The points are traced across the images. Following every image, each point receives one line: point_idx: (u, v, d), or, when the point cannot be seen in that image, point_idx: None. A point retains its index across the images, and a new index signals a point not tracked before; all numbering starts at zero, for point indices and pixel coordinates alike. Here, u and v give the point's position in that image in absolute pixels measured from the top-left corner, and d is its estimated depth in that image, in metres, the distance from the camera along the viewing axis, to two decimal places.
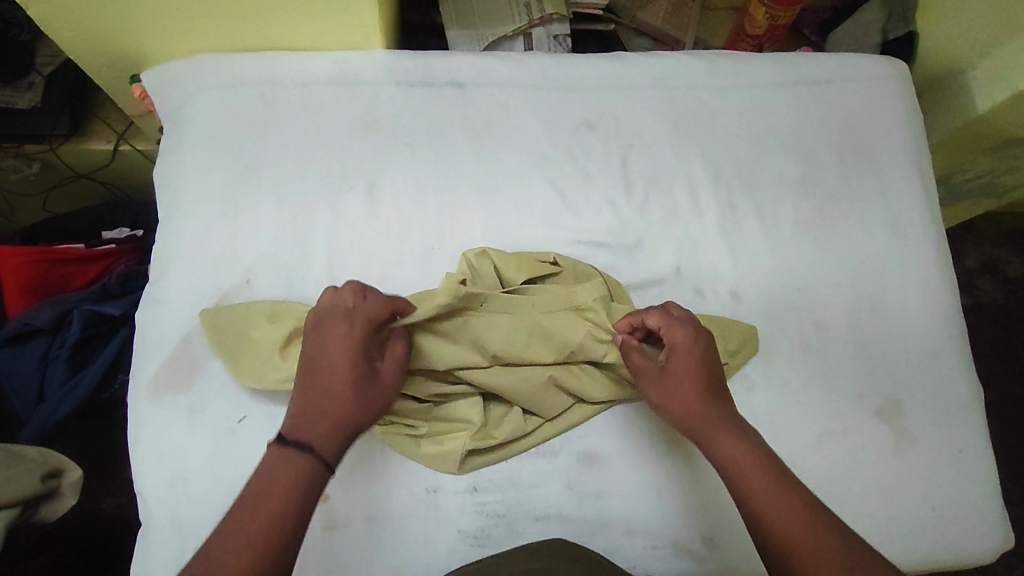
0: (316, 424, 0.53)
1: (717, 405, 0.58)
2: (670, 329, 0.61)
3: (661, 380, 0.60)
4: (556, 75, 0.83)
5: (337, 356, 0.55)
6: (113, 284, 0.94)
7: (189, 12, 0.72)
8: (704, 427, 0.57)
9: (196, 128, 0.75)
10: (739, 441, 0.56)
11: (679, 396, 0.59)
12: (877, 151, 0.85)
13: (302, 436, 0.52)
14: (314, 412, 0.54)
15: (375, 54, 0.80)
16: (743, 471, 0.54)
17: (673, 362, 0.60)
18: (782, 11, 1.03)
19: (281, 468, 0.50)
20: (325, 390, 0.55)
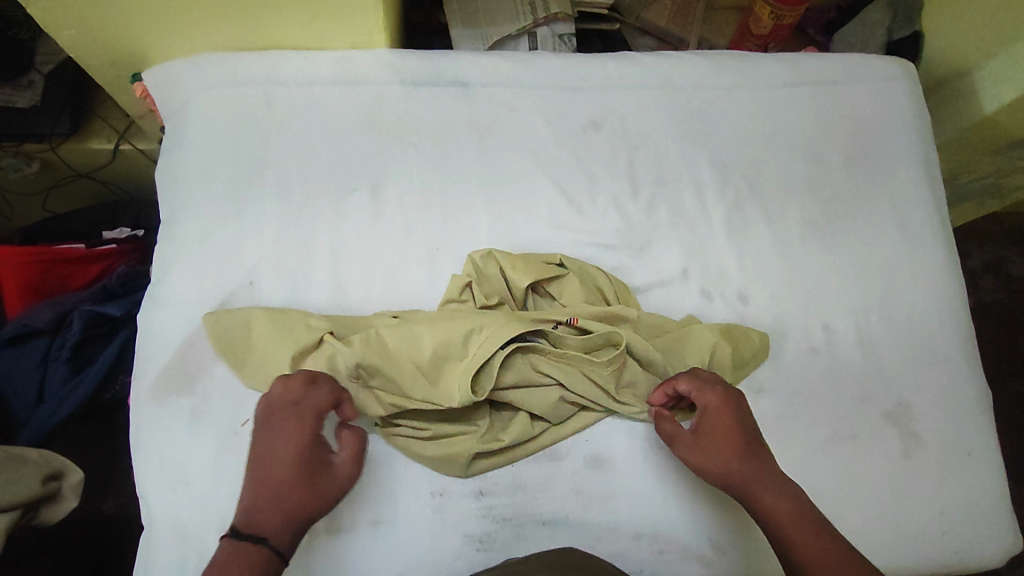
0: (269, 518, 0.52)
1: (755, 461, 0.59)
2: (703, 391, 0.62)
3: (696, 444, 0.61)
4: (561, 74, 0.82)
5: (282, 450, 0.55)
6: (114, 284, 0.93)
7: (191, 11, 0.72)
8: (748, 485, 0.58)
9: (198, 128, 0.75)
10: (782, 496, 0.56)
11: (716, 456, 0.59)
12: (884, 152, 0.85)
13: (255, 527, 0.51)
14: (266, 507, 0.52)
15: (379, 53, 0.79)
16: (789, 527, 0.55)
17: (708, 423, 0.61)
18: (788, 11, 1.03)
19: (235, 561, 0.49)
20: (276, 482, 0.54)
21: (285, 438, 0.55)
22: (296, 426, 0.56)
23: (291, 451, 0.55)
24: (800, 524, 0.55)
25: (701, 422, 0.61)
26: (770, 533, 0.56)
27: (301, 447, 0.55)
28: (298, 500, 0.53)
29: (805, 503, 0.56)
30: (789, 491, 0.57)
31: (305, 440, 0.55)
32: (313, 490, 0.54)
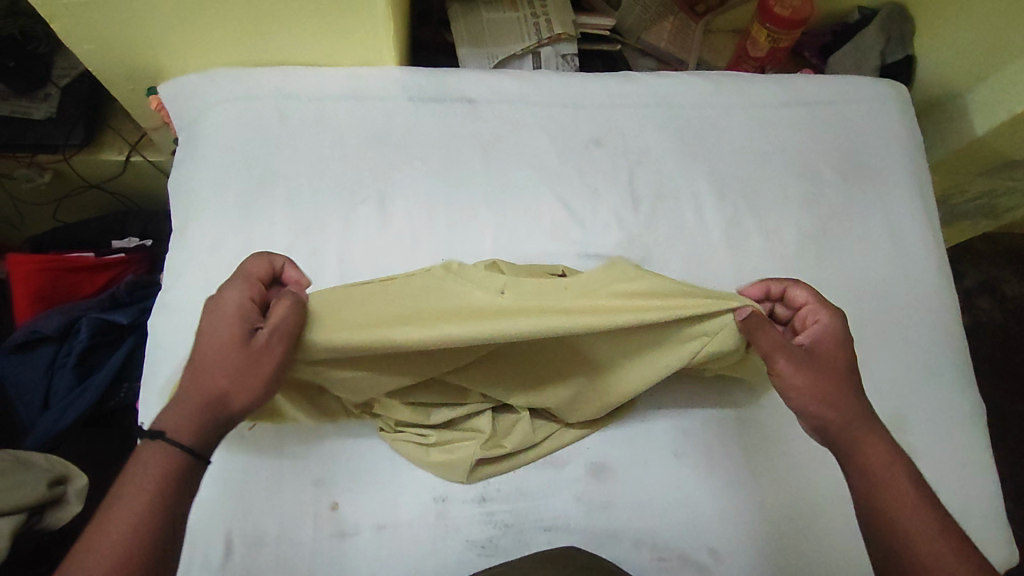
0: (177, 407, 0.49)
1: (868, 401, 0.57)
2: (820, 309, 0.60)
3: (806, 364, 0.56)
4: (564, 92, 0.85)
5: (201, 334, 0.52)
6: (121, 292, 0.94)
7: (207, 28, 0.74)
8: (864, 418, 0.55)
9: (212, 139, 0.77)
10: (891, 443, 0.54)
11: (836, 379, 0.56)
12: (878, 171, 0.87)
13: (163, 421, 0.49)
14: (181, 392, 0.50)
15: (388, 69, 0.82)
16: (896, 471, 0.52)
17: (826, 347, 0.58)
18: (784, 34, 1.06)
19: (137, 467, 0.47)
20: (192, 368, 0.51)
21: (205, 321, 0.53)
22: (236, 310, 0.53)
23: (207, 332, 0.52)
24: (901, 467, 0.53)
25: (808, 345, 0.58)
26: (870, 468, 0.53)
27: (239, 327, 0.52)
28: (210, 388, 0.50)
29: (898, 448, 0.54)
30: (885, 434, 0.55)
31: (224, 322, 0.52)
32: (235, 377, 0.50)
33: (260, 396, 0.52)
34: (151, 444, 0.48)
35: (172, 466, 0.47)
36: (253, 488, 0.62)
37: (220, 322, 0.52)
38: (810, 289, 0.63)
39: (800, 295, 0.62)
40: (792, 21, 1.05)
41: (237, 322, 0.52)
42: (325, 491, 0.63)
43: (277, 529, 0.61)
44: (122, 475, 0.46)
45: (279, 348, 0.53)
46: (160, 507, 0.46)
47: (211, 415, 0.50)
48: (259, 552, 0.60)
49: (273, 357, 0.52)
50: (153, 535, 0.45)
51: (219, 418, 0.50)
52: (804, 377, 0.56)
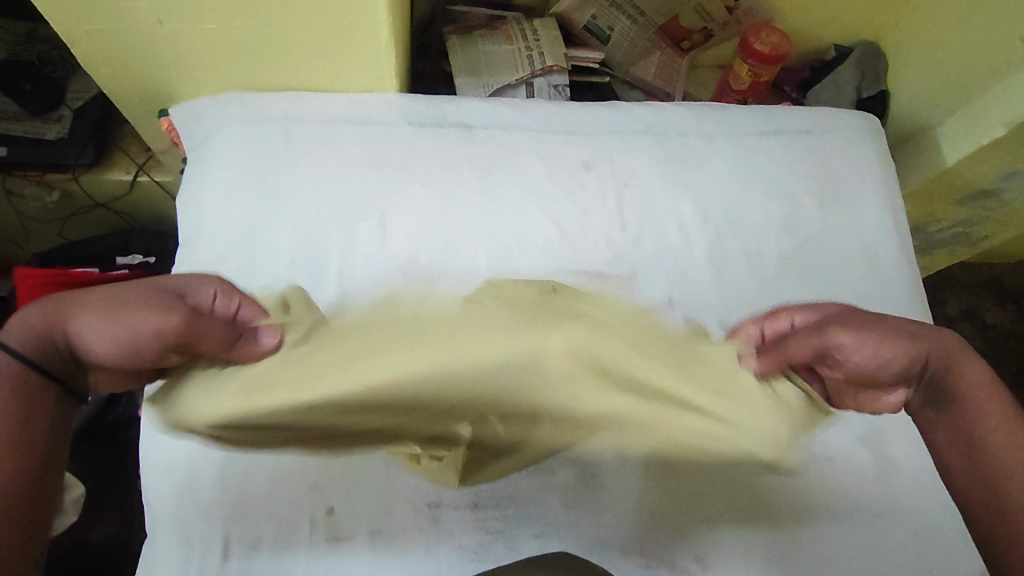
0: (26, 344, 0.53)
1: (932, 331, 0.62)
2: (811, 284, 0.67)
3: (858, 321, 0.62)
4: (556, 119, 0.89)
5: (103, 300, 0.55)
6: None
7: (221, 54, 0.79)
8: (953, 355, 0.61)
9: (219, 159, 0.81)
10: (978, 372, 0.61)
11: (889, 330, 0.61)
12: (854, 196, 0.92)
13: (8, 350, 0.52)
14: (43, 308, 0.55)
15: (389, 96, 0.87)
16: (981, 398, 0.60)
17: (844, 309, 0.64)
18: (764, 69, 1.13)
19: None
20: (65, 321, 0.54)
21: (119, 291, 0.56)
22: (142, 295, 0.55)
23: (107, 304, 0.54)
24: (982, 390, 0.60)
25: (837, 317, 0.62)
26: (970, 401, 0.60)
27: (149, 287, 0.57)
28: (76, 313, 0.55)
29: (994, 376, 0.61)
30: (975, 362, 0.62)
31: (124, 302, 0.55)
32: (102, 315, 0.54)
33: (112, 342, 0.54)
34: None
35: (10, 382, 0.52)
36: (252, 492, 0.64)
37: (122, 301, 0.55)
38: None
39: None
40: (771, 57, 1.12)
41: (156, 285, 0.57)
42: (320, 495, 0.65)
43: (273, 533, 0.63)
44: None
45: (174, 320, 0.54)
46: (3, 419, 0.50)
47: (49, 340, 0.54)
48: (256, 556, 0.62)
49: (163, 321, 0.54)
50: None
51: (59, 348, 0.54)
52: (867, 337, 0.60)
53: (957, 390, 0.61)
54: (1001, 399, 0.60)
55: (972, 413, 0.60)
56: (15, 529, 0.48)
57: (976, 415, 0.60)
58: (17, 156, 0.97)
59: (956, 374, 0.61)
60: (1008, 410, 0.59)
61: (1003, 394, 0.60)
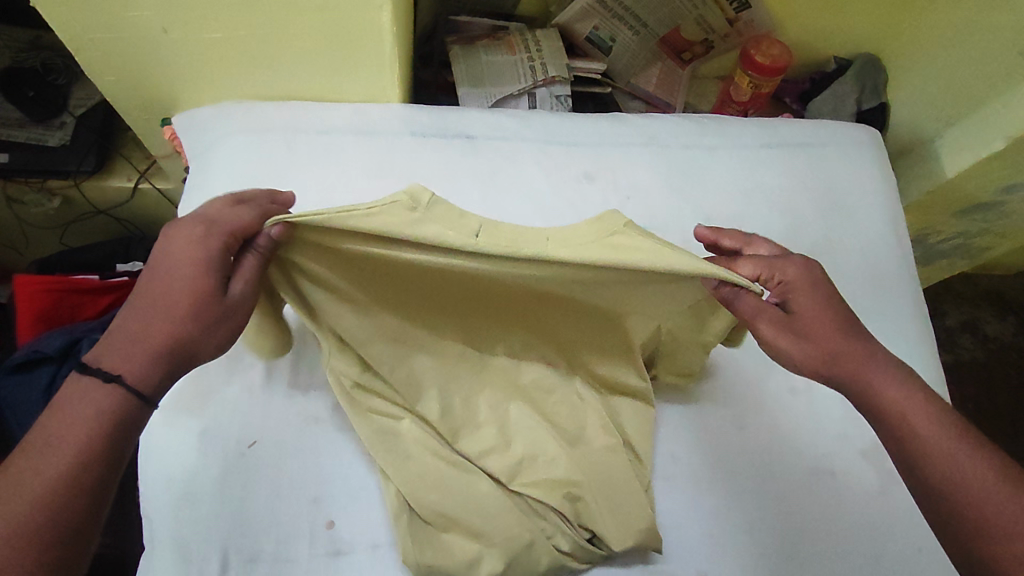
0: (128, 355, 0.51)
1: (853, 348, 0.59)
2: (781, 267, 0.64)
3: (784, 322, 0.60)
4: (559, 130, 0.90)
5: (172, 287, 0.54)
6: None
7: (224, 63, 0.79)
8: (858, 369, 0.58)
9: (222, 168, 0.81)
10: (896, 388, 0.57)
11: (813, 341, 0.60)
12: (855, 208, 0.92)
13: (104, 362, 0.51)
14: (134, 337, 0.52)
15: (392, 106, 0.87)
16: (900, 417, 0.56)
17: (794, 299, 0.62)
18: (765, 80, 1.14)
19: (82, 403, 0.49)
20: (154, 313, 0.53)
21: (175, 278, 0.54)
22: (199, 270, 0.55)
23: (177, 288, 0.54)
24: (897, 408, 0.56)
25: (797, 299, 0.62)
26: (882, 420, 0.57)
27: (204, 282, 0.55)
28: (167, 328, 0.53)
29: (904, 377, 0.58)
30: (886, 366, 0.58)
31: (194, 285, 0.55)
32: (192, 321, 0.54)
33: (222, 344, 0.57)
34: (104, 385, 0.50)
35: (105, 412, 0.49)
36: (252, 503, 0.63)
37: (194, 281, 0.55)
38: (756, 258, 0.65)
39: (750, 268, 0.64)
40: (771, 69, 1.12)
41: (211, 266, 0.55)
42: (321, 509, 0.64)
43: (273, 547, 0.62)
44: (53, 411, 0.49)
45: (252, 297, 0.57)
46: (90, 448, 0.48)
47: (170, 359, 0.53)
48: (254, 568, 0.61)
49: (246, 308, 0.57)
50: (84, 485, 0.47)
51: (181, 361, 0.54)
52: (783, 342, 0.60)
53: (874, 408, 0.57)
54: (916, 405, 0.56)
55: (895, 434, 0.56)
56: (86, 539, 0.48)
57: (903, 438, 0.55)
58: (17, 163, 0.96)
59: (867, 384, 0.58)
60: (926, 414, 0.55)
61: (922, 403, 0.56)
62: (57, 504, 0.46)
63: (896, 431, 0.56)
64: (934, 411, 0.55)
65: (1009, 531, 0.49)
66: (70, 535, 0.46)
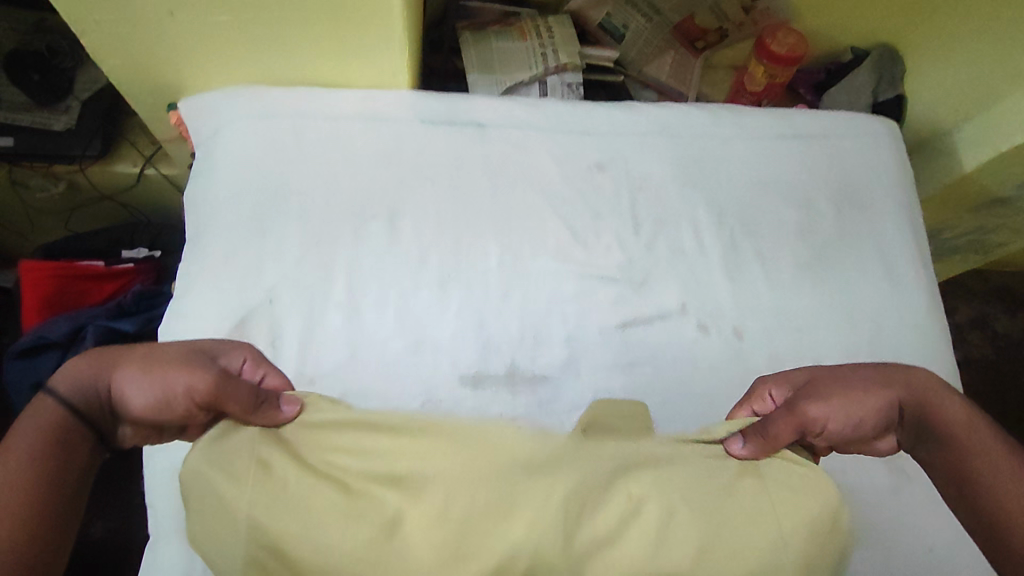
0: (86, 376, 0.48)
1: (917, 377, 0.58)
2: (776, 378, 0.62)
3: (824, 379, 0.58)
4: (570, 119, 0.88)
5: (165, 350, 0.52)
6: (128, 302, 0.98)
7: (233, 47, 0.78)
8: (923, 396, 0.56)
9: (229, 154, 0.80)
10: (964, 414, 0.56)
11: (864, 393, 0.56)
12: (872, 202, 0.90)
13: (65, 380, 0.48)
14: (96, 360, 0.49)
15: (401, 93, 0.85)
16: (967, 434, 0.54)
17: (819, 368, 0.60)
18: (780, 69, 1.12)
19: (38, 419, 0.46)
20: (142, 356, 0.52)
21: (171, 350, 0.53)
22: (192, 349, 0.54)
23: (171, 347, 0.53)
24: (967, 429, 0.55)
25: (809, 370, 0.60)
26: (946, 437, 0.55)
27: (193, 349, 0.54)
28: (116, 369, 0.49)
29: (974, 407, 0.57)
30: (958, 398, 0.57)
31: (184, 348, 0.53)
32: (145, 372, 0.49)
33: (163, 401, 0.48)
34: (47, 398, 0.47)
35: (46, 430, 0.46)
36: None
37: (185, 348, 0.53)
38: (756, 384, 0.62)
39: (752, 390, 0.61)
40: (787, 58, 1.10)
41: (202, 344, 0.55)
42: None
43: None
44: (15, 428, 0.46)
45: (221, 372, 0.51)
46: (27, 475, 0.43)
47: (107, 389, 0.48)
48: None
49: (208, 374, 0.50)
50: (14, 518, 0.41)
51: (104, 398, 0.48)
52: (835, 402, 0.55)
53: (940, 430, 0.55)
54: (979, 428, 0.55)
55: (960, 449, 0.54)
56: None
57: (964, 453, 0.54)
58: (21, 147, 0.95)
59: (933, 407, 0.56)
60: (995, 446, 0.54)
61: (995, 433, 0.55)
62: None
63: (961, 452, 0.54)
64: (999, 436, 0.54)
65: None
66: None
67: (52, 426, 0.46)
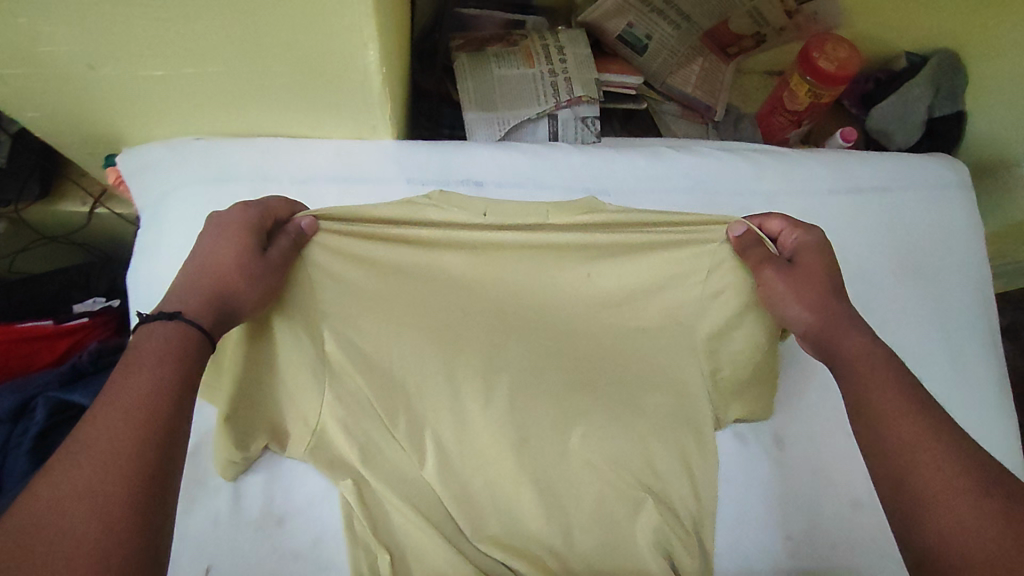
0: (189, 300, 0.51)
1: (844, 314, 0.58)
2: (805, 230, 0.62)
3: (792, 274, 0.58)
4: (587, 174, 0.75)
5: (224, 252, 0.55)
6: (83, 363, 0.87)
7: (174, 101, 0.63)
8: (834, 330, 0.57)
9: (179, 229, 0.67)
10: (864, 347, 0.55)
11: (806, 295, 0.58)
12: (935, 271, 0.78)
13: (167, 309, 0.50)
14: (182, 293, 0.52)
15: (384, 146, 0.71)
16: (861, 367, 0.54)
17: (801, 258, 0.60)
18: (826, 90, 0.97)
19: (154, 342, 0.48)
20: (213, 267, 0.54)
21: (225, 248, 0.55)
22: (244, 243, 0.55)
23: (229, 252, 0.55)
24: (863, 359, 0.54)
25: (800, 256, 0.60)
26: (840, 367, 0.56)
27: (244, 242, 0.55)
28: (219, 288, 0.53)
29: (880, 344, 0.56)
30: (866, 334, 0.56)
31: (240, 248, 0.55)
32: (245, 281, 0.54)
33: (262, 301, 0.56)
34: (164, 322, 0.49)
35: (176, 344, 0.48)
36: None
37: (238, 246, 0.55)
38: (782, 217, 0.63)
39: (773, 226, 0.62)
40: (835, 76, 0.95)
41: (249, 234, 0.56)
42: None
43: None
44: (133, 347, 0.47)
45: (286, 265, 0.57)
46: (172, 384, 0.46)
47: (222, 313, 0.53)
48: None
49: (280, 272, 0.57)
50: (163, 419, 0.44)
51: (228, 315, 0.54)
52: (781, 289, 0.58)
53: (838, 360, 0.56)
54: (873, 361, 0.54)
55: (853, 377, 0.54)
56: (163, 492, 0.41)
57: (852, 378, 0.54)
58: None
59: (835, 338, 0.56)
60: (886, 378, 0.52)
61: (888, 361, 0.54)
62: (145, 444, 0.42)
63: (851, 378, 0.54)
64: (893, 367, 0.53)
65: (922, 459, 0.47)
66: (152, 471, 0.41)
67: (180, 338, 0.49)
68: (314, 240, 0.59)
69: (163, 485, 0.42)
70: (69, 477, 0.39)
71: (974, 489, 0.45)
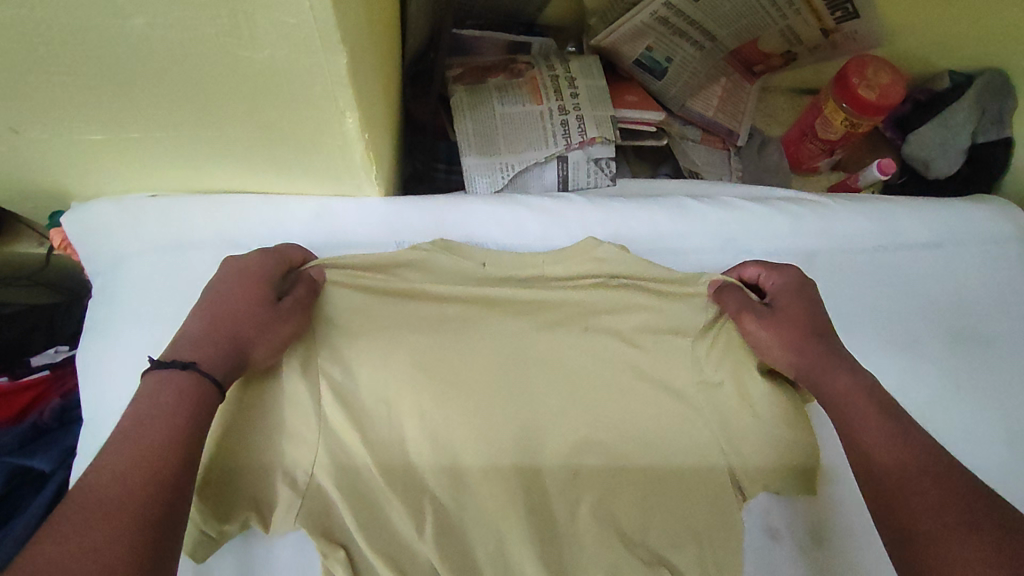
0: (200, 346, 0.48)
1: (831, 353, 0.53)
2: (778, 273, 0.60)
3: (770, 316, 0.56)
4: (603, 234, 0.66)
5: (241, 296, 0.52)
6: (47, 419, 0.78)
7: (125, 163, 0.55)
8: (814, 368, 0.52)
9: (133, 305, 0.58)
10: (849, 381, 0.50)
11: (786, 336, 0.55)
12: (994, 340, 0.69)
13: (178, 357, 0.47)
14: (194, 339, 0.49)
15: (372, 204, 0.62)
16: (843, 402, 0.49)
17: (778, 301, 0.58)
18: (865, 119, 0.88)
19: (165, 387, 0.45)
20: (227, 313, 0.51)
21: (239, 292, 0.52)
22: (257, 289, 0.52)
23: (243, 297, 0.51)
24: (847, 395, 0.50)
25: (777, 299, 0.58)
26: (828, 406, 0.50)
27: (258, 290, 0.52)
28: (234, 335, 0.50)
29: (869, 380, 0.50)
30: (852, 371, 0.51)
31: (256, 293, 0.52)
32: (258, 331, 0.51)
33: (275, 352, 0.52)
34: (179, 371, 0.46)
35: (188, 392, 0.45)
36: None
37: (251, 292, 0.52)
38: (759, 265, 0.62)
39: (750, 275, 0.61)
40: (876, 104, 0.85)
41: (264, 282, 0.53)
42: None
43: None
44: (142, 388, 0.45)
45: (302, 315, 0.54)
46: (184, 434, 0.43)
47: (232, 364, 0.49)
48: None
49: (295, 321, 0.53)
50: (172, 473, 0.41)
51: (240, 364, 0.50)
52: (759, 334, 0.56)
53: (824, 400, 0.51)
54: (856, 397, 0.49)
55: (838, 418, 0.49)
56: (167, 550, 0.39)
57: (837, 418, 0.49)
58: None
59: (816, 377, 0.52)
60: (873, 414, 0.47)
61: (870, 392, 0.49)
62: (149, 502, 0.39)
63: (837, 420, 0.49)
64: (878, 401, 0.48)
65: (914, 496, 0.42)
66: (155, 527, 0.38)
67: (199, 389, 0.45)
68: (327, 291, 0.57)
69: (171, 541, 0.39)
70: (76, 525, 0.36)
71: (962, 523, 0.40)
